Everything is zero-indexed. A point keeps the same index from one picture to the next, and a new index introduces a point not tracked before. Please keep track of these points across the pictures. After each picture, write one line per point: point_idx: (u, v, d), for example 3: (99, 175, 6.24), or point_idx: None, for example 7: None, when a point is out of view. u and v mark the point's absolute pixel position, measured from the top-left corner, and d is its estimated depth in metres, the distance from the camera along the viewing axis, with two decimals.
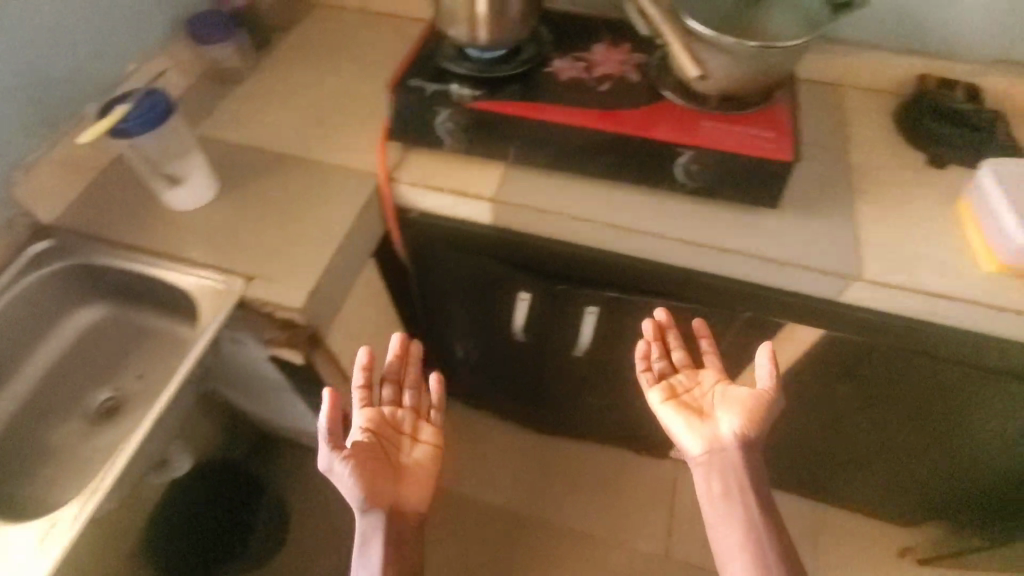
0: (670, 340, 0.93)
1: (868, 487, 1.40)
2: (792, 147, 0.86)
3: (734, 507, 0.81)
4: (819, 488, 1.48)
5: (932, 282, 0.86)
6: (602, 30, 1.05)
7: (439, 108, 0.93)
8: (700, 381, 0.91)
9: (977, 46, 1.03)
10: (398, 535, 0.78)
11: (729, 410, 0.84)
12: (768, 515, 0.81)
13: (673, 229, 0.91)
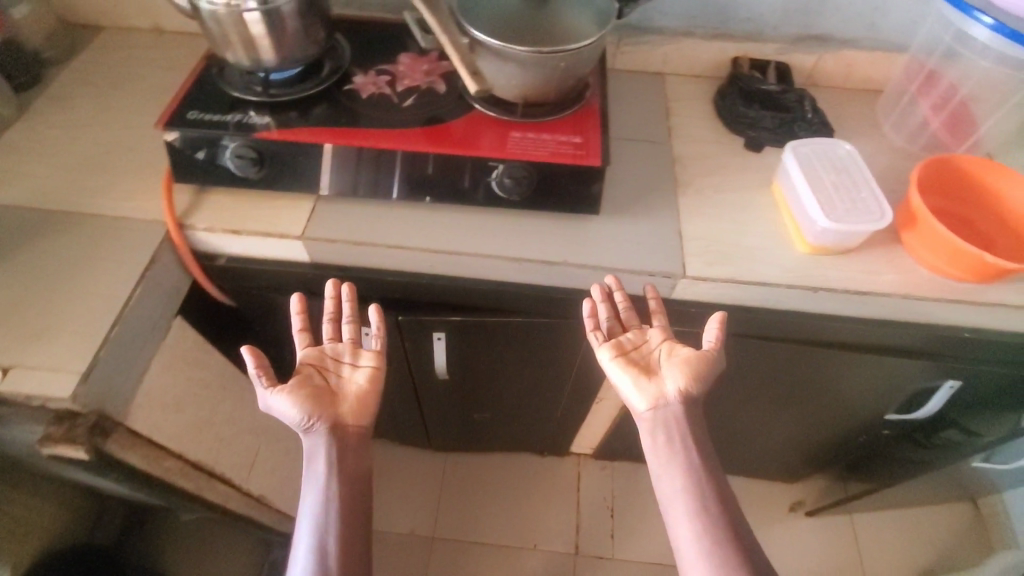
0: (619, 300, 0.85)
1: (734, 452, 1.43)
2: (601, 149, 0.84)
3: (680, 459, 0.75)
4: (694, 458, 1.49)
5: (755, 270, 0.86)
6: (410, 41, 1.00)
7: (225, 143, 0.84)
8: (648, 339, 0.84)
9: (777, 28, 1.06)
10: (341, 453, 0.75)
11: (675, 367, 0.79)
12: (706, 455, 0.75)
13: (500, 246, 0.87)
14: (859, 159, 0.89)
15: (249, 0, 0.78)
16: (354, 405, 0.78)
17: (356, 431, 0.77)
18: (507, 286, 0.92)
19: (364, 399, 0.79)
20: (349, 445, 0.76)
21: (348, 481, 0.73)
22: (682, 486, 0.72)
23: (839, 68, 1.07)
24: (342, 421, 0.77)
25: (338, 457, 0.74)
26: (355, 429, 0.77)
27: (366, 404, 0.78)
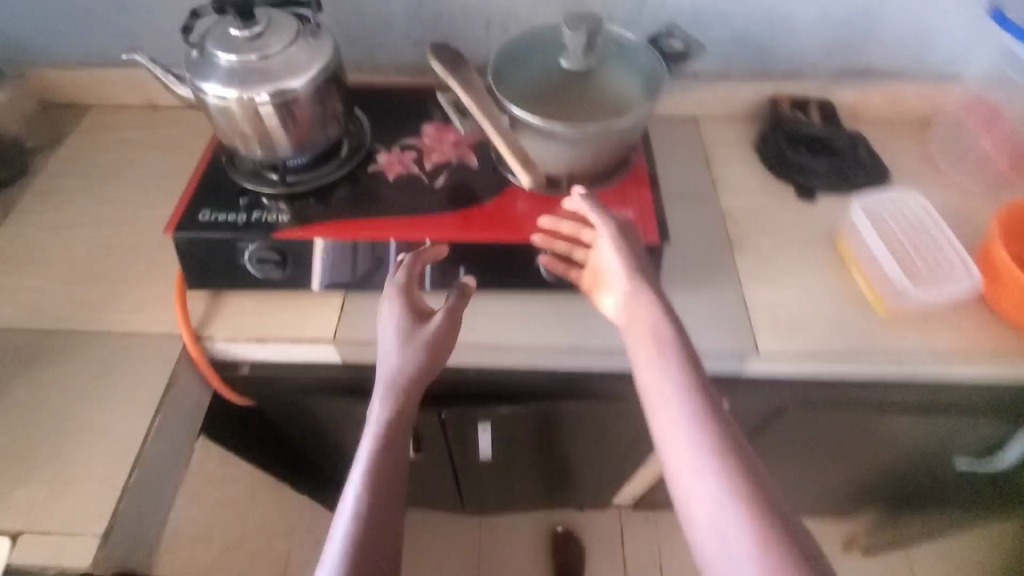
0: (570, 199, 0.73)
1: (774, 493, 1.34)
2: (659, 223, 0.76)
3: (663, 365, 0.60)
4: None
5: (835, 341, 0.78)
6: (432, 108, 0.92)
7: (245, 245, 0.76)
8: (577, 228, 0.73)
9: (816, 64, 0.98)
10: (401, 412, 0.64)
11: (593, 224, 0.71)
12: (704, 386, 0.59)
13: (552, 335, 0.78)
14: (934, 214, 0.84)
15: (261, 92, 0.70)
16: (424, 354, 0.68)
17: (417, 385, 0.67)
18: (559, 373, 0.84)
19: (429, 347, 0.68)
20: (408, 401, 0.66)
21: (396, 445, 0.62)
22: (679, 417, 0.57)
23: (886, 101, 1.00)
24: (410, 372, 0.66)
25: (395, 415, 0.64)
26: (416, 381, 0.66)
27: (431, 352, 0.68)
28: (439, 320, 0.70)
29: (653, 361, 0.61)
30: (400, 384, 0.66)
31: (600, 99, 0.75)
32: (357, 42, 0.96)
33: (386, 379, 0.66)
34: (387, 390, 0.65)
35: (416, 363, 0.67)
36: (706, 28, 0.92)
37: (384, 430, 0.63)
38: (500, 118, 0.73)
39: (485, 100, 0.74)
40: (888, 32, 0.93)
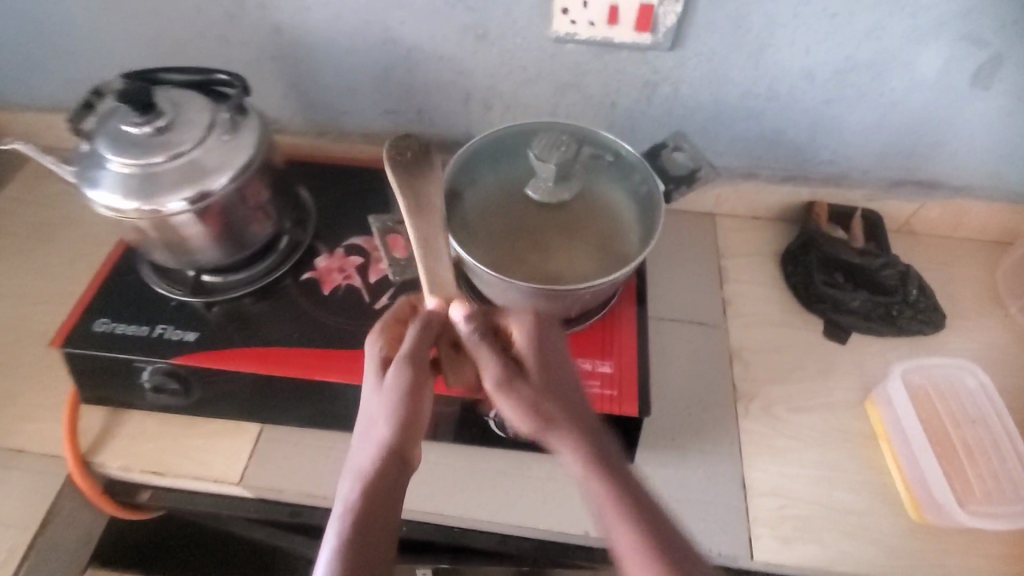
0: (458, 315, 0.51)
1: None
2: (639, 388, 0.62)
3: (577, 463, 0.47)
4: None
5: (855, 557, 0.61)
6: (392, 198, 0.79)
7: (142, 366, 0.65)
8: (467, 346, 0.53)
9: (866, 171, 0.79)
10: (368, 507, 0.43)
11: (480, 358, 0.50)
12: (650, 508, 0.44)
13: (498, 507, 0.64)
14: (993, 393, 0.67)
15: (171, 201, 0.57)
16: (397, 414, 0.46)
17: (390, 463, 0.45)
18: (508, 541, 0.67)
19: (403, 399, 0.47)
20: (390, 474, 0.45)
21: (360, 562, 0.40)
22: (638, 557, 0.41)
23: (947, 219, 0.82)
24: (381, 445, 0.45)
25: (358, 513, 0.42)
26: (388, 457, 0.45)
27: (411, 399, 0.47)
28: (404, 364, 0.48)
29: (583, 478, 0.45)
30: (369, 467, 0.45)
31: (571, 240, 0.61)
32: (316, 107, 0.82)
33: (354, 462, 0.46)
34: (353, 477, 0.45)
35: (390, 430, 0.46)
36: (730, 122, 0.75)
37: (347, 542, 0.41)
38: (440, 254, 0.54)
39: (433, 225, 0.55)
40: (963, 143, 0.74)
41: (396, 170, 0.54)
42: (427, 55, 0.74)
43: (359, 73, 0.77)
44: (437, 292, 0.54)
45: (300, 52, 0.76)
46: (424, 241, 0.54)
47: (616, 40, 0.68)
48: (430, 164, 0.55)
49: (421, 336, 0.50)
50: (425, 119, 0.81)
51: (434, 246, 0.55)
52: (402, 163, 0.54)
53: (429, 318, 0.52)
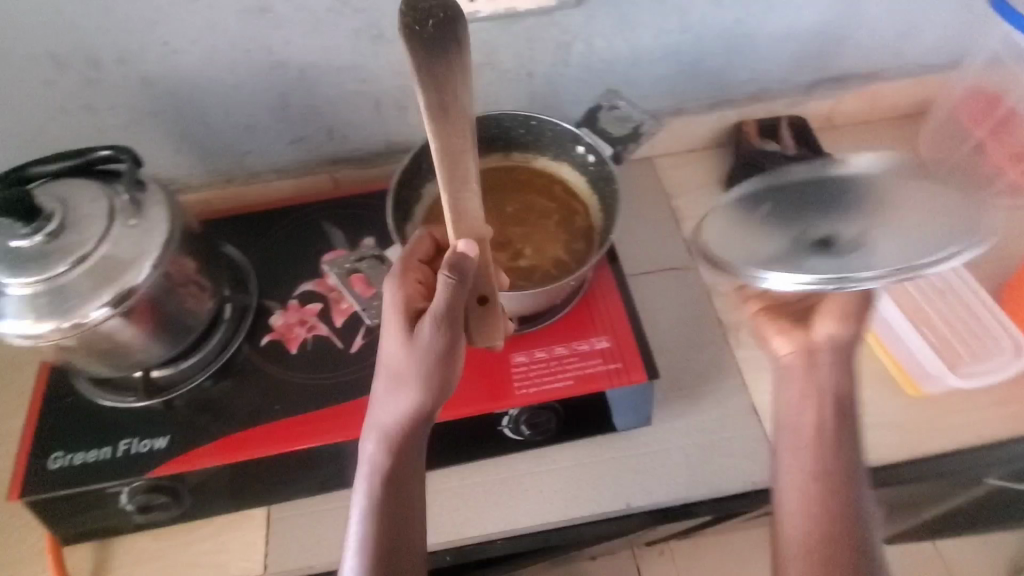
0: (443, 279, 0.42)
1: None
2: (640, 354, 0.62)
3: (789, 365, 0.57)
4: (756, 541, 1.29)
5: (869, 446, 0.65)
6: (330, 230, 0.73)
7: (117, 490, 0.58)
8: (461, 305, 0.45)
9: (783, 82, 0.80)
10: (394, 468, 0.47)
11: (439, 331, 0.45)
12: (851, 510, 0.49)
13: (536, 509, 0.63)
14: (952, 262, 0.71)
15: (94, 309, 0.51)
16: (422, 382, 0.46)
17: (415, 425, 0.47)
18: (551, 538, 0.64)
19: (428, 366, 0.45)
20: (412, 440, 0.47)
21: (395, 509, 0.46)
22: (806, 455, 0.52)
23: (864, 105, 0.85)
24: (406, 411, 0.46)
25: (387, 472, 0.47)
26: (412, 420, 0.47)
27: (435, 370, 0.46)
28: (434, 330, 0.45)
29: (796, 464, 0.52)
30: (394, 429, 0.47)
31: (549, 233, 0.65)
32: (217, 155, 0.75)
33: (379, 417, 0.48)
34: (380, 434, 0.47)
35: (413, 398, 0.46)
36: (649, 65, 0.74)
37: (379, 497, 0.46)
38: (470, 184, 0.41)
39: (458, 133, 0.38)
40: (863, 33, 0.76)
41: (420, 70, 0.35)
42: (323, 70, 0.67)
43: (254, 107, 0.70)
44: (461, 225, 0.43)
45: (181, 101, 0.68)
46: (455, 163, 0.39)
47: (519, 9, 0.64)
48: (462, 39, 0.36)
49: (455, 287, 0.43)
50: (338, 137, 0.75)
51: (463, 172, 0.40)
52: (426, 37, 0.35)
53: (460, 264, 0.43)
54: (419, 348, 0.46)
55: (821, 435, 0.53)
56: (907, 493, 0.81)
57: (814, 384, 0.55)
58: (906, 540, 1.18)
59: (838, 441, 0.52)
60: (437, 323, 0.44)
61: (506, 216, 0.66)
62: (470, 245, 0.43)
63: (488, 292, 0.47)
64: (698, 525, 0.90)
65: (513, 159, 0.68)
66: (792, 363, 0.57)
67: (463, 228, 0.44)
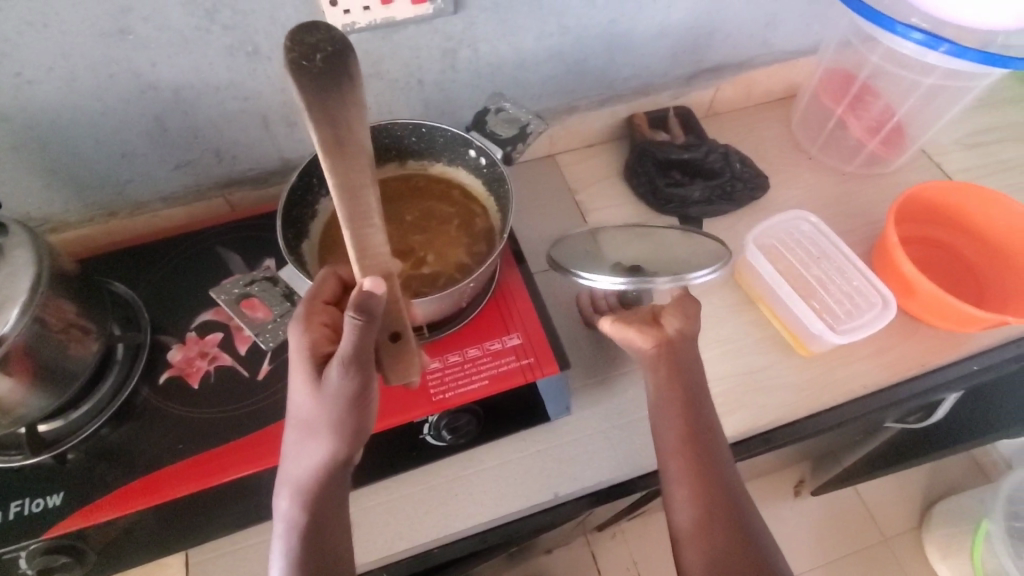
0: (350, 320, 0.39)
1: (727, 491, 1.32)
2: (550, 346, 0.64)
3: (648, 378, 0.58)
4: None
5: (770, 406, 0.70)
6: (227, 255, 0.71)
7: (14, 557, 0.55)
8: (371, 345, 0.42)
9: (665, 75, 0.85)
10: (313, 522, 0.46)
11: (348, 375, 0.42)
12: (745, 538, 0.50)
13: (468, 512, 0.64)
14: (826, 230, 0.77)
15: None
16: (336, 432, 0.45)
17: (333, 475, 0.47)
18: (489, 537, 0.65)
19: (340, 415, 0.44)
20: (330, 490, 0.47)
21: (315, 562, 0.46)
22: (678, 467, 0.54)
23: (740, 92, 0.91)
24: (322, 460, 0.46)
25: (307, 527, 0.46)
26: (328, 471, 0.46)
27: (347, 419, 0.44)
28: (343, 373, 0.42)
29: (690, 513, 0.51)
30: (311, 480, 0.46)
31: (450, 236, 0.66)
32: (94, 188, 0.70)
33: (294, 467, 0.47)
34: (293, 488, 0.47)
35: (329, 446, 0.45)
36: (536, 66, 0.76)
37: (298, 551, 0.46)
38: (372, 218, 0.40)
39: (356, 168, 0.38)
40: (731, 25, 0.82)
41: (312, 105, 0.35)
42: (200, 92, 0.65)
43: (128, 134, 0.66)
44: (367, 263, 0.42)
45: (43, 134, 0.63)
46: (353, 199, 0.39)
47: (398, 18, 0.64)
48: (353, 72, 0.36)
49: (362, 329, 0.39)
50: (228, 158, 0.73)
51: (363, 209, 0.40)
52: (314, 72, 0.35)
53: (365, 302, 0.39)
54: (327, 396, 0.43)
55: (702, 477, 0.53)
56: (811, 444, 0.89)
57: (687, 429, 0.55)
58: (829, 488, 1.28)
59: (717, 469, 0.53)
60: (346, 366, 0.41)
61: (407, 224, 0.66)
62: (377, 282, 0.39)
63: (400, 328, 0.46)
64: (636, 503, 0.93)
65: (409, 167, 0.68)
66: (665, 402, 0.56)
67: (367, 265, 0.42)
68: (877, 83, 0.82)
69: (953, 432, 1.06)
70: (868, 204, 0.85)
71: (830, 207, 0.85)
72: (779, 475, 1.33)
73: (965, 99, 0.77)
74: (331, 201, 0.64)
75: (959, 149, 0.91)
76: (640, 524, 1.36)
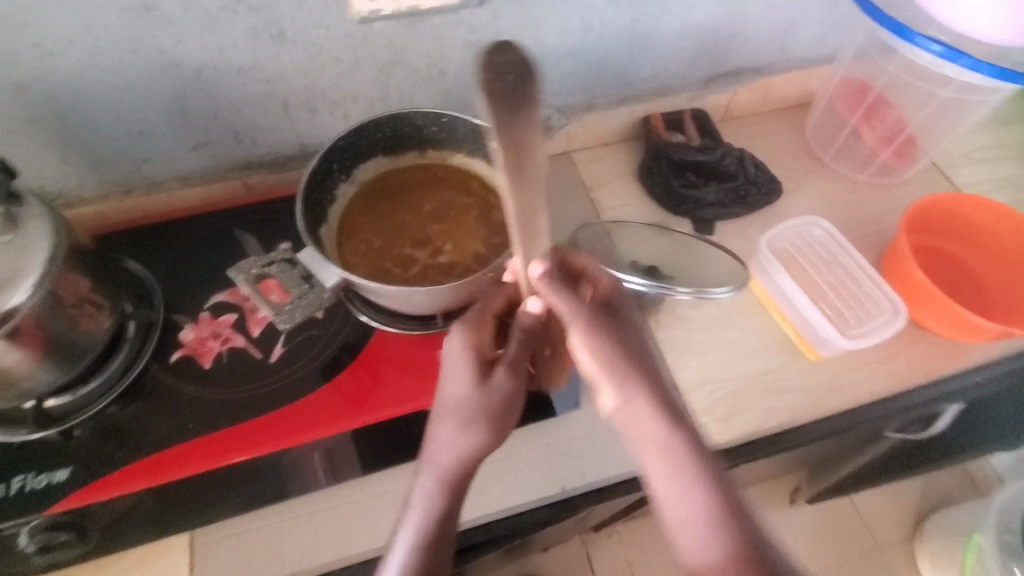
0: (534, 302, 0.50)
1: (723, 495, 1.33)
2: (563, 340, 0.64)
3: (629, 407, 0.49)
4: None
5: (777, 409, 0.70)
6: (243, 237, 0.70)
7: (14, 533, 0.54)
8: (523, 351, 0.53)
9: (683, 76, 0.85)
10: (450, 507, 0.50)
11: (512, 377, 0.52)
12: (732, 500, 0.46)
13: (475, 502, 0.64)
14: (839, 236, 0.78)
15: None
16: (492, 428, 0.52)
17: (477, 462, 0.52)
18: (494, 527, 0.65)
19: (502, 407, 0.52)
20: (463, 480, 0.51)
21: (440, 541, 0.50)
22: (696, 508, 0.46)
23: (757, 97, 0.91)
24: (472, 447, 0.51)
25: (442, 511, 0.50)
26: (476, 459, 0.51)
27: (505, 412, 0.52)
28: (509, 375, 0.52)
29: (670, 488, 0.46)
30: (455, 462, 0.51)
31: (466, 226, 0.66)
32: (109, 164, 0.70)
33: (437, 449, 0.51)
34: (436, 471, 0.51)
35: (481, 435, 0.51)
36: (557, 61, 0.76)
37: (429, 529, 0.49)
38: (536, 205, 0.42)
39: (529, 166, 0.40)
40: (751, 29, 0.82)
41: (499, 112, 0.38)
42: (222, 72, 0.64)
43: (148, 111, 0.66)
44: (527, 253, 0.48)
45: (60, 107, 0.63)
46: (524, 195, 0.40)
47: (423, 7, 0.64)
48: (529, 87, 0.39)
49: (524, 341, 0.52)
50: (247, 140, 0.73)
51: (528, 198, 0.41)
52: (502, 90, 0.39)
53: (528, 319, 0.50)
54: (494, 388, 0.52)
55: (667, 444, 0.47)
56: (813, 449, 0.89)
57: (638, 386, 0.50)
58: (824, 497, 1.28)
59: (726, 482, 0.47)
60: (511, 368, 0.52)
61: (423, 214, 0.67)
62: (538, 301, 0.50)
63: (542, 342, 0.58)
64: (636, 503, 0.94)
65: (428, 157, 0.68)
66: (610, 362, 0.50)
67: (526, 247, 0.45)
68: (892, 93, 0.82)
69: (952, 444, 1.06)
70: (879, 213, 0.85)
71: (842, 213, 0.85)
72: (775, 481, 1.33)
73: (979, 112, 0.78)
74: (349, 187, 0.66)
75: (970, 163, 0.92)
76: (635, 526, 1.36)
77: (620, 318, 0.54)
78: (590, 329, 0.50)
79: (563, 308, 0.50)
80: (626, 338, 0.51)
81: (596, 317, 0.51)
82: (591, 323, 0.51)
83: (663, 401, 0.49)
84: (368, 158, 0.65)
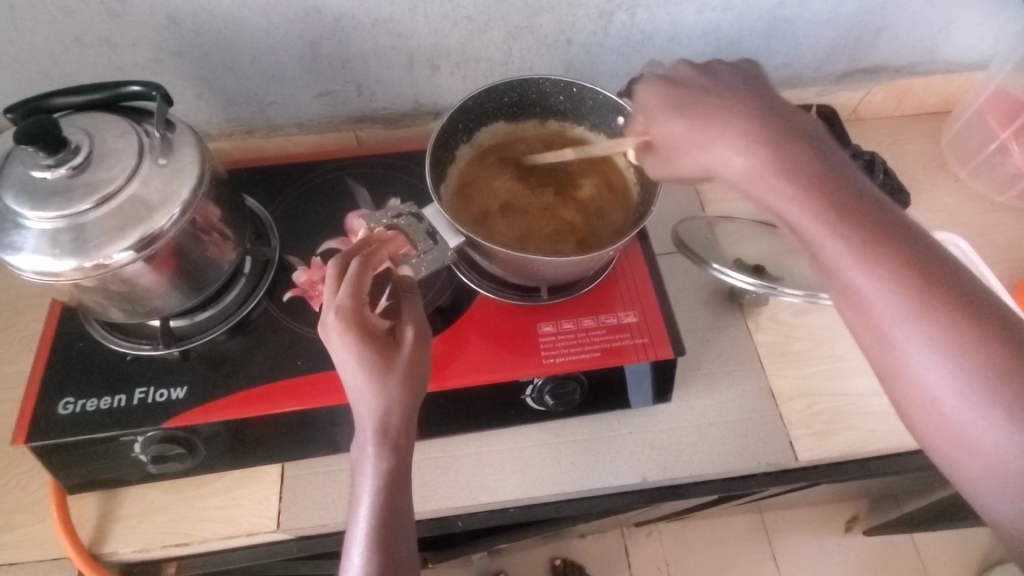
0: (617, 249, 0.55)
1: (777, 512, 1.28)
2: (667, 330, 0.61)
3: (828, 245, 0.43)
4: (739, 524, 1.33)
5: (878, 433, 0.66)
6: (355, 188, 0.71)
7: (131, 440, 0.57)
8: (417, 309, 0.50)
9: (817, 68, 0.80)
10: (396, 459, 0.46)
11: (421, 334, 0.49)
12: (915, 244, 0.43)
13: (552, 478, 0.64)
14: (976, 259, 0.71)
15: (119, 250, 0.49)
16: (406, 381, 0.46)
17: (404, 417, 0.46)
18: (563, 507, 0.66)
19: (415, 362, 0.48)
20: (400, 440, 0.46)
21: (398, 500, 0.45)
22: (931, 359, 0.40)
23: (891, 100, 0.85)
24: (396, 405, 0.46)
25: (392, 468, 0.45)
26: (401, 412, 0.46)
27: (418, 368, 0.48)
28: (415, 329, 0.49)
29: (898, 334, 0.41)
30: (387, 421, 0.45)
31: (584, 198, 0.65)
32: (240, 104, 0.72)
33: (364, 414, 0.46)
34: (375, 433, 0.45)
35: (402, 392, 0.46)
36: (689, 40, 0.73)
37: (382, 497, 0.45)
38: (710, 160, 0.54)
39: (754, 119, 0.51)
40: (901, 24, 0.76)
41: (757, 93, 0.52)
42: (358, 21, 0.65)
43: (284, 54, 0.67)
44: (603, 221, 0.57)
45: (206, 43, 0.65)
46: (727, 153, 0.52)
47: None
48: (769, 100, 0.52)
49: (411, 300, 0.50)
50: (367, 93, 0.73)
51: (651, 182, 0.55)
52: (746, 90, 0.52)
53: (405, 284, 0.51)
54: (406, 347, 0.47)
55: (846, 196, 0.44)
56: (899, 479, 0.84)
57: (791, 154, 0.46)
58: (886, 532, 1.21)
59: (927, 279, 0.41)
60: (410, 331, 0.48)
61: (536, 206, 0.65)
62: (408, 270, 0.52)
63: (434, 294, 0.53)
64: (697, 504, 0.92)
65: (550, 128, 0.68)
66: (703, 135, 0.49)
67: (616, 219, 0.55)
68: None
69: None
70: (1016, 241, 0.77)
71: (974, 233, 0.78)
72: (835, 506, 1.27)
73: None
74: (468, 149, 0.67)
75: None
76: (680, 528, 1.33)
77: (708, 72, 0.52)
78: (677, 95, 0.52)
79: (652, 119, 0.53)
80: (723, 101, 0.50)
81: (679, 101, 0.51)
82: (695, 108, 0.50)
83: (795, 158, 0.46)
84: (492, 122, 0.66)
